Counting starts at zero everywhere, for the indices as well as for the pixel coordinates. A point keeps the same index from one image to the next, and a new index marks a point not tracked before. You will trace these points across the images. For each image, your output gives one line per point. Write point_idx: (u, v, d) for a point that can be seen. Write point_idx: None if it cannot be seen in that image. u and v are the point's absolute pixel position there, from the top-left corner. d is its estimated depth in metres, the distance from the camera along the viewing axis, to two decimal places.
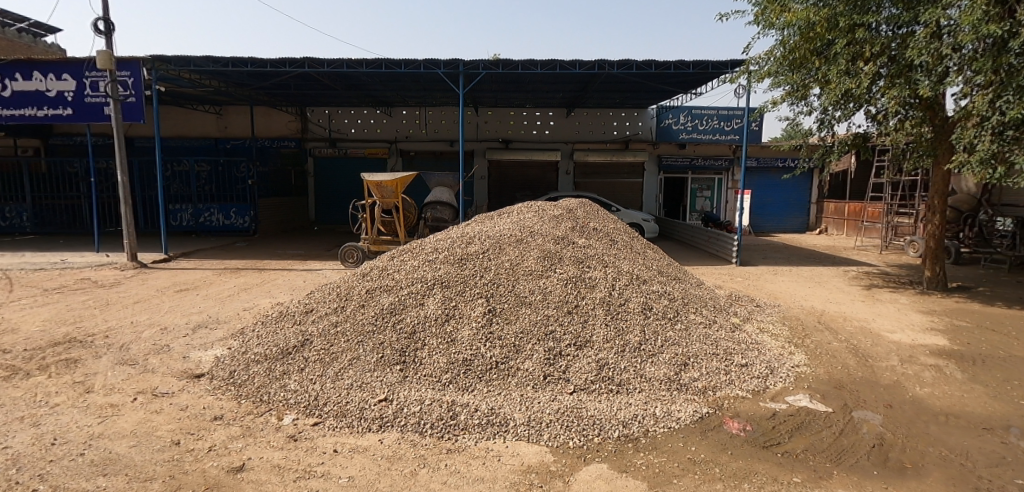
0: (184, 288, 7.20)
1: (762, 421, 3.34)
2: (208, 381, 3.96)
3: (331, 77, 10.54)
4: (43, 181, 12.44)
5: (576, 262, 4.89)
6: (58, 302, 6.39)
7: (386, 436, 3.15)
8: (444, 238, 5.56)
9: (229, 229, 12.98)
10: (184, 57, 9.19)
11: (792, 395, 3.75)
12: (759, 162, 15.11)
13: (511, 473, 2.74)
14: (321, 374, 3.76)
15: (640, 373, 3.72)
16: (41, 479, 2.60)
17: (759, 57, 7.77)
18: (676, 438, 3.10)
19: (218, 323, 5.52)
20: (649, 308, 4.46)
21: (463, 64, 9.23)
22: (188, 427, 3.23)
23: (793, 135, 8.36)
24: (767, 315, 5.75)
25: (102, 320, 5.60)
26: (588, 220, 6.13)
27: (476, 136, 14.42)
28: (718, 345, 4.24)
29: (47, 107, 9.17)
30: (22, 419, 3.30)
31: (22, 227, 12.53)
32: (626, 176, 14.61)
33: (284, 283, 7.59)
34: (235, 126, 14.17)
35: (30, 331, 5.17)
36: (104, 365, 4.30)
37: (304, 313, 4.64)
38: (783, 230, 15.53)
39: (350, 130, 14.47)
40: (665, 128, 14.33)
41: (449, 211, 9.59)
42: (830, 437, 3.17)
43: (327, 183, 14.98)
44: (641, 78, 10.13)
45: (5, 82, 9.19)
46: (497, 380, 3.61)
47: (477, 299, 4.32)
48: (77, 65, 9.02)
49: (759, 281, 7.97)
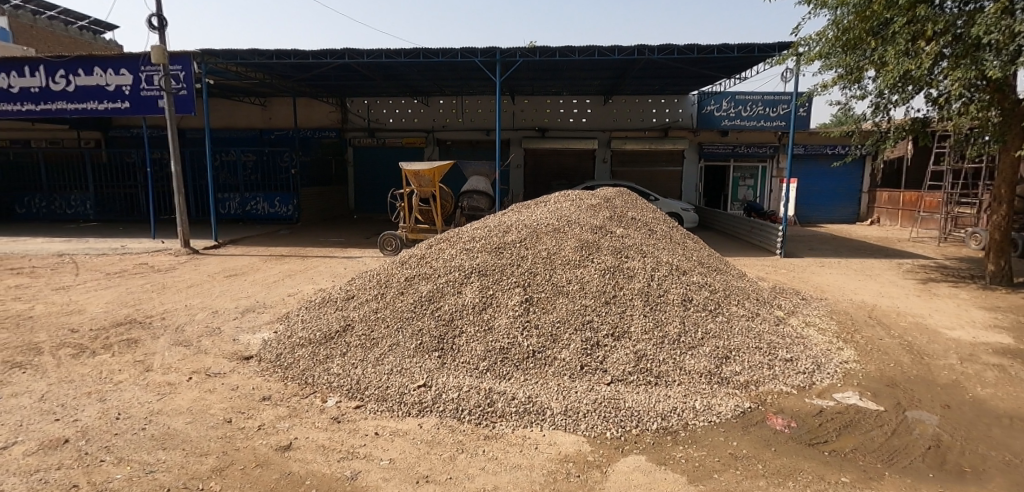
0: (233, 274, 7.51)
1: (808, 418, 3.23)
2: (257, 363, 4.13)
3: (369, 68, 10.69)
4: (104, 171, 13.20)
5: (614, 252, 4.82)
6: (119, 285, 6.79)
7: (425, 421, 3.21)
8: (481, 227, 5.58)
9: (273, 218, 13.42)
10: (231, 51, 9.47)
11: (840, 393, 3.61)
12: (806, 149, 14.47)
13: (548, 461, 2.75)
14: (362, 359, 3.87)
15: (679, 365, 3.65)
16: (107, 451, 2.79)
17: (809, 38, 7.41)
18: (716, 433, 3.05)
19: (265, 307, 5.75)
20: (688, 299, 4.36)
21: (501, 52, 9.16)
22: (239, 406, 3.39)
23: (844, 120, 7.96)
24: (813, 309, 5.53)
25: (159, 303, 5.93)
26: (627, 209, 6.03)
27: (512, 124, 14.38)
28: (762, 338, 4.12)
29: (106, 101, 9.66)
30: (89, 394, 3.54)
31: (86, 214, 13.36)
32: (664, 164, 14.25)
33: (326, 270, 7.82)
34: (279, 117, 14.59)
35: (95, 312, 5.53)
36: (161, 346, 4.55)
37: (346, 299, 4.78)
38: (831, 220, 14.92)
39: (388, 120, 14.71)
40: (707, 115, 13.89)
41: (485, 200, 9.51)
42: (881, 437, 3.03)
43: (366, 172, 15.28)
44: (682, 62, 9.82)
45: (69, 78, 9.72)
46: (534, 369, 3.63)
47: (514, 288, 4.32)
48: (133, 60, 9.46)
49: (804, 273, 7.68)
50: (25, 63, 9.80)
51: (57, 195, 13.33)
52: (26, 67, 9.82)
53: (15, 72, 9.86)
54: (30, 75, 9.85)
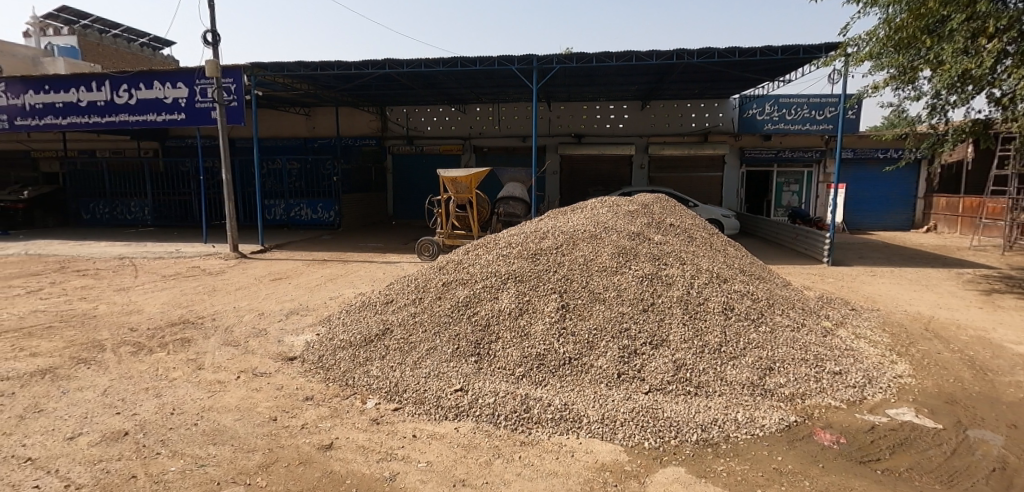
0: (278, 277, 7.80)
1: (858, 434, 3.09)
2: (300, 364, 4.28)
3: (408, 77, 10.95)
4: (161, 179, 14.00)
5: (652, 259, 4.75)
6: (174, 287, 7.16)
7: (462, 425, 3.24)
8: (518, 233, 5.60)
9: (316, 223, 13.87)
10: (279, 63, 9.88)
11: (893, 409, 3.43)
12: (855, 152, 13.87)
13: (585, 470, 2.73)
14: (401, 363, 3.94)
15: (720, 376, 3.56)
16: (162, 445, 2.94)
17: (858, 38, 7.13)
18: (759, 446, 2.95)
19: (308, 310, 5.94)
20: (730, 308, 4.24)
21: (537, 59, 9.22)
22: (283, 405, 3.51)
23: (897, 122, 7.60)
24: (864, 320, 5.28)
25: (210, 304, 6.22)
26: (665, 216, 5.94)
27: (548, 131, 14.40)
28: (808, 350, 3.97)
29: (164, 113, 10.25)
30: (146, 390, 3.75)
31: (145, 220, 14.18)
32: (703, 170, 13.94)
33: (366, 274, 8.02)
34: (322, 126, 15.09)
35: (152, 312, 5.86)
36: (211, 345, 4.77)
37: (385, 303, 4.89)
38: (882, 227, 14.23)
39: (426, 127, 15.00)
40: (748, 119, 13.32)
41: (521, 205, 9.52)
42: (938, 457, 2.86)
43: (404, 179, 15.62)
44: (723, 66, 9.61)
45: (131, 92, 10.36)
46: (570, 376, 3.61)
47: (551, 294, 4.32)
48: (189, 74, 10.01)
49: (853, 282, 7.36)
50: (93, 79, 10.52)
51: (118, 202, 14.17)
52: (93, 82, 10.54)
53: (84, 87, 10.60)
54: (97, 90, 10.56)
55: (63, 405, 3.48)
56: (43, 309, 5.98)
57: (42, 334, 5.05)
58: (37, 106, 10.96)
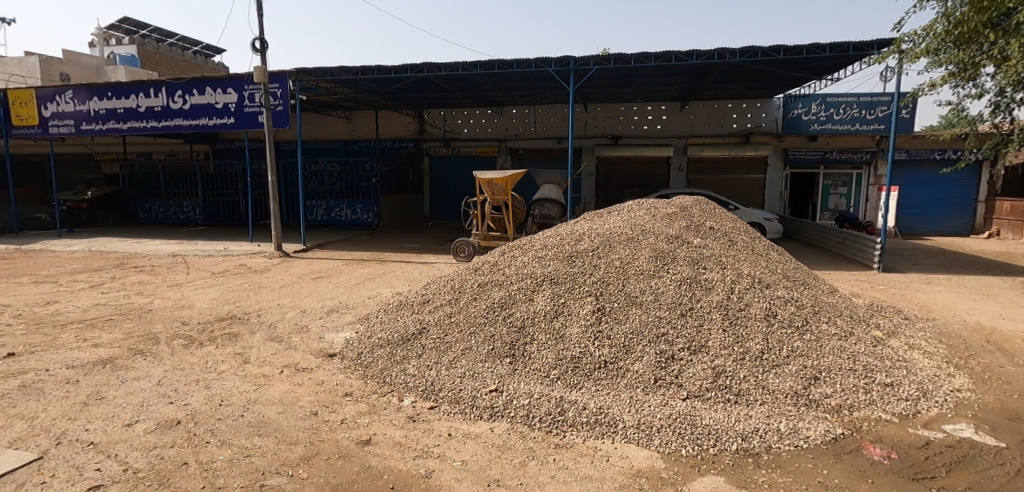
0: (319, 276, 8.05)
1: (911, 449, 2.94)
2: (340, 360, 4.40)
3: (446, 80, 11.10)
4: (211, 181, 14.68)
5: (691, 263, 4.65)
6: (223, 283, 7.50)
7: (497, 425, 3.27)
8: (554, 235, 5.60)
9: (355, 224, 14.22)
10: (322, 68, 10.19)
11: (950, 424, 3.25)
12: (910, 153, 13.15)
13: (620, 475, 2.70)
14: (437, 362, 4.00)
15: (761, 384, 3.45)
16: (212, 434, 3.09)
17: (914, 33, 6.79)
18: (804, 459, 2.85)
19: (348, 308, 6.10)
20: (773, 315, 4.11)
21: (575, 61, 9.19)
22: (324, 400, 3.62)
23: (957, 121, 7.19)
24: (918, 330, 5.01)
25: (255, 301, 6.47)
26: (705, 219, 5.81)
27: (584, 133, 14.33)
28: (856, 360, 3.80)
29: (215, 118, 10.74)
30: (198, 381, 3.94)
31: (195, 219, 14.88)
32: (745, 172, 13.55)
33: (403, 274, 8.18)
34: (362, 129, 15.46)
35: (203, 307, 6.14)
36: (257, 340, 4.97)
37: (422, 303, 4.97)
38: (938, 232, 13.48)
39: (462, 130, 15.18)
40: (793, 119, 13.07)
41: (557, 207, 9.51)
42: (1001, 477, 2.68)
43: (440, 180, 15.85)
44: (767, 65, 9.33)
45: (185, 97, 10.90)
46: (606, 380, 3.58)
47: (586, 297, 4.29)
48: (238, 80, 10.46)
49: (907, 290, 7.00)
50: (150, 85, 11.12)
51: (172, 202, 14.94)
52: (151, 89, 11.15)
53: (143, 93, 11.22)
54: (154, 96, 11.16)
55: (122, 393, 3.70)
56: (104, 303, 6.36)
57: (103, 326, 5.37)
58: (100, 112, 11.67)
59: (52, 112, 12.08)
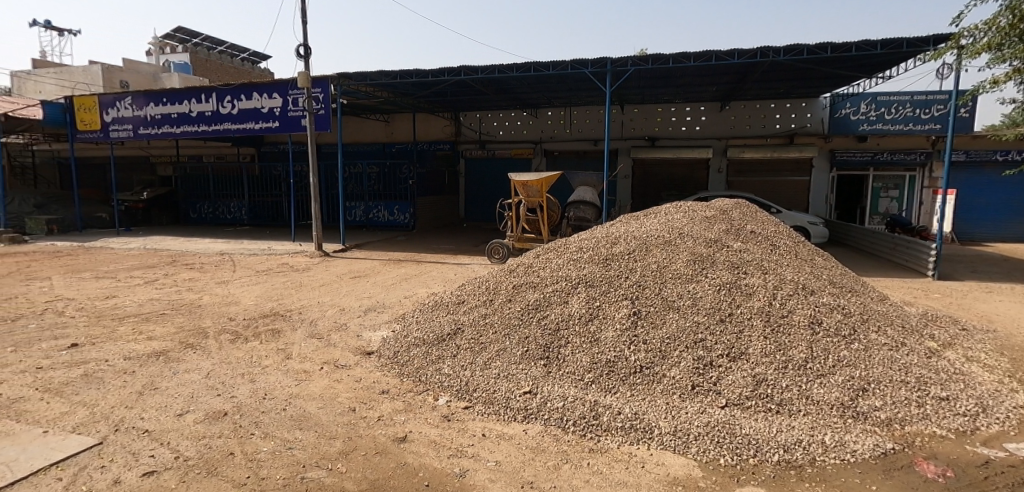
0: (357, 276, 8.25)
1: (969, 468, 2.78)
2: (377, 358, 4.51)
3: (482, 83, 11.20)
4: (257, 182, 15.28)
5: (730, 267, 4.54)
6: (267, 281, 7.80)
7: (531, 427, 3.28)
8: (589, 238, 5.56)
9: (392, 225, 14.53)
10: (363, 73, 10.46)
11: (1013, 442, 3.05)
12: (969, 154, 12.41)
13: (655, 482, 2.66)
14: (471, 362, 4.04)
15: (805, 394, 3.33)
16: (256, 426, 3.22)
17: (974, 28, 6.41)
18: (851, 473, 2.73)
19: (385, 307, 6.23)
20: (818, 323, 3.96)
21: (611, 62, 9.10)
22: (362, 397, 3.71)
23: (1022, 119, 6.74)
24: (977, 342, 4.73)
25: (297, 299, 6.70)
26: (746, 222, 5.65)
27: (620, 134, 14.18)
28: (909, 372, 3.62)
29: (261, 122, 11.19)
30: (244, 375, 4.11)
31: (241, 219, 15.52)
32: (788, 174, 13.08)
33: (438, 275, 8.28)
34: (399, 131, 15.75)
35: (248, 304, 6.40)
36: (299, 337, 5.14)
37: (457, 303, 5.02)
38: (1000, 238, 12.69)
39: (497, 132, 15.28)
40: (841, 119, 12.58)
41: (592, 210, 9.43)
42: None
43: (475, 182, 15.99)
44: (813, 63, 9.00)
45: (234, 102, 11.40)
46: (641, 385, 3.53)
47: (622, 300, 4.25)
48: (283, 85, 10.86)
49: (965, 299, 6.61)
50: (202, 91, 11.67)
51: (220, 202, 15.64)
52: (202, 94, 11.70)
53: (195, 99, 11.79)
54: (205, 101, 11.71)
55: (174, 384, 3.90)
56: (158, 298, 6.72)
57: (156, 320, 5.67)
58: (156, 117, 12.32)
59: (113, 118, 12.85)
